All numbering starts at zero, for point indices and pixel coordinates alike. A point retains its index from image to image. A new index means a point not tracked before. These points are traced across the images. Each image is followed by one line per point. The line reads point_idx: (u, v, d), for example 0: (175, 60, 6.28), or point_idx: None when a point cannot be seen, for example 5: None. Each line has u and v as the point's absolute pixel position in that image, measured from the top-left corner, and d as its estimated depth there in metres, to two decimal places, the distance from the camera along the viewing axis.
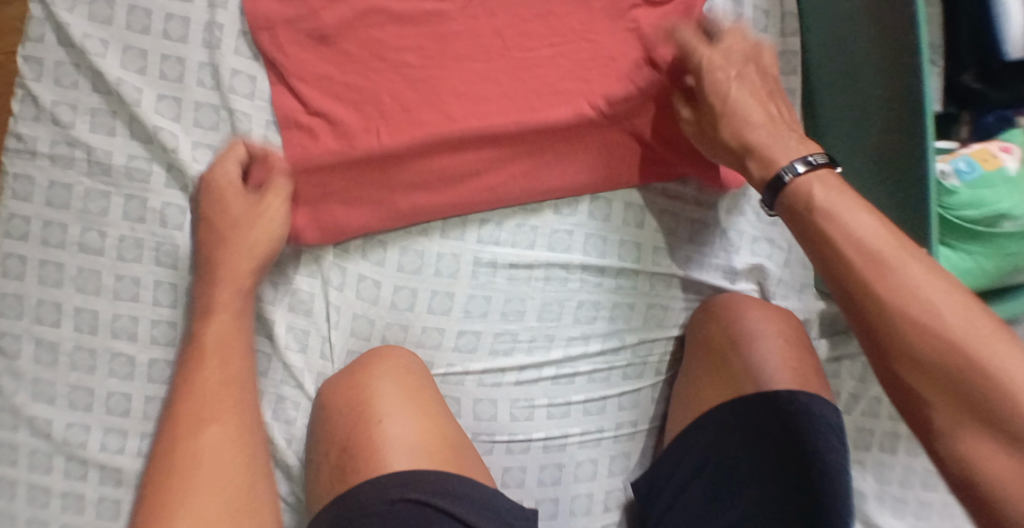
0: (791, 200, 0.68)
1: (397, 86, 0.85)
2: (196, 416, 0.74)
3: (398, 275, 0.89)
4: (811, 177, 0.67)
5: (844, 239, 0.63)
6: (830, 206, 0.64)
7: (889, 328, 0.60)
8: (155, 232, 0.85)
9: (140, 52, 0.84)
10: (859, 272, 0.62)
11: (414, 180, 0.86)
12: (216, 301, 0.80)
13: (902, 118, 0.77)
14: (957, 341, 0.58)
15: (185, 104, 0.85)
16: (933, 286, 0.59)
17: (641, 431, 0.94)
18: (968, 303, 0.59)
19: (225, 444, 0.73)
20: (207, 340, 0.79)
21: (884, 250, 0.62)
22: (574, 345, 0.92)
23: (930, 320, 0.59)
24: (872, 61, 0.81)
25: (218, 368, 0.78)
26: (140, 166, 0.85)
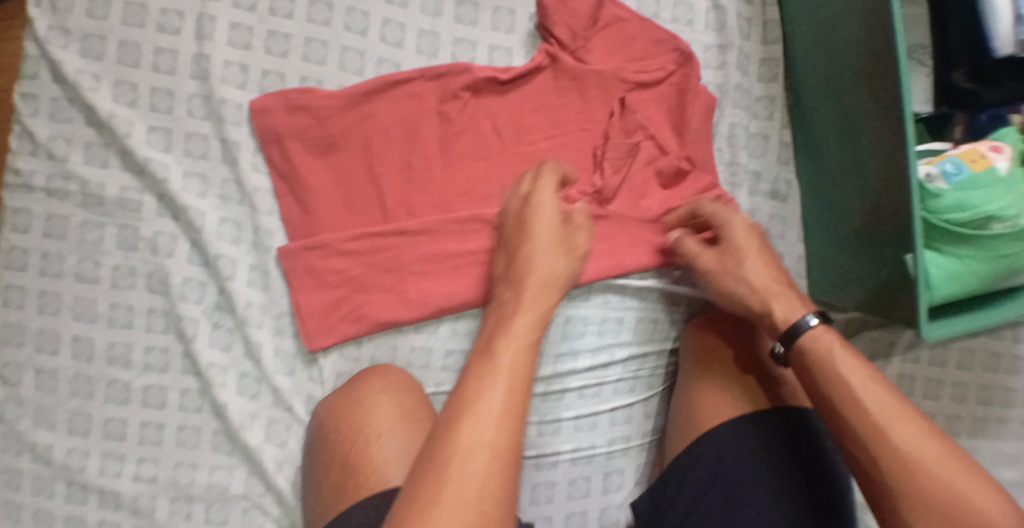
0: (796, 346, 0.74)
1: (402, 191, 0.88)
2: (474, 430, 0.62)
3: (388, 333, 0.89)
4: (818, 335, 0.72)
5: (848, 393, 0.69)
6: (825, 360, 0.71)
7: (889, 478, 0.66)
8: (147, 260, 0.86)
9: (132, 85, 0.86)
10: (863, 422, 0.68)
11: (423, 290, 0.88)
12: (514, 324, 0.72)
13: (890, 142, 0.76)
14: (955, 490, 0.64)
15: (176, 134, 0.86)
16: (915, 445, 0.66)
17: (634, 446, 0.93)
18: (951, 460, 0.66)
19: (487, 479, 0.60)
20: (505, 349, 0.69)
21: (884, 403, 0.68)
22: (563, 362, 0.91)
23: (937, 471, 0.65)
24: (862, 120, 0.80)
25: (510, 389, 0.66)
26: (132, 196, 0.86)
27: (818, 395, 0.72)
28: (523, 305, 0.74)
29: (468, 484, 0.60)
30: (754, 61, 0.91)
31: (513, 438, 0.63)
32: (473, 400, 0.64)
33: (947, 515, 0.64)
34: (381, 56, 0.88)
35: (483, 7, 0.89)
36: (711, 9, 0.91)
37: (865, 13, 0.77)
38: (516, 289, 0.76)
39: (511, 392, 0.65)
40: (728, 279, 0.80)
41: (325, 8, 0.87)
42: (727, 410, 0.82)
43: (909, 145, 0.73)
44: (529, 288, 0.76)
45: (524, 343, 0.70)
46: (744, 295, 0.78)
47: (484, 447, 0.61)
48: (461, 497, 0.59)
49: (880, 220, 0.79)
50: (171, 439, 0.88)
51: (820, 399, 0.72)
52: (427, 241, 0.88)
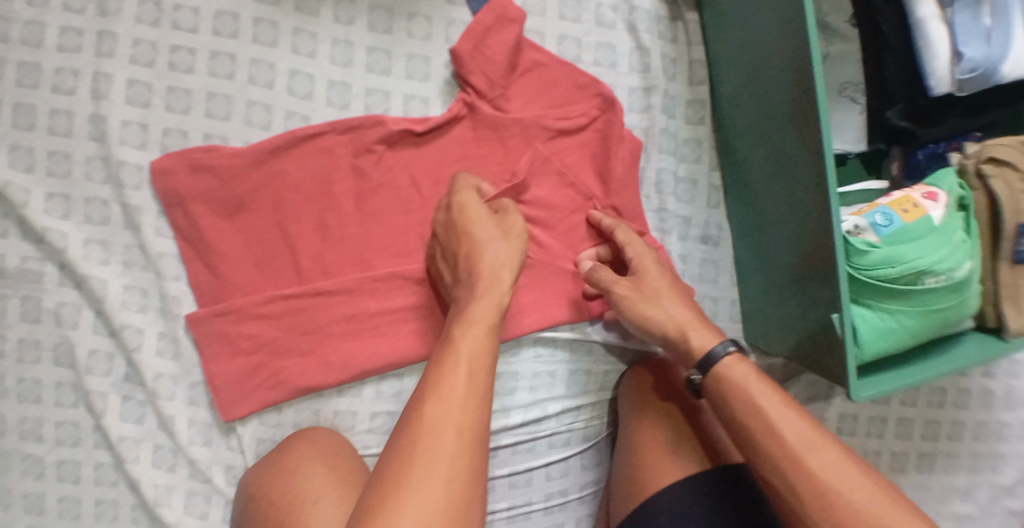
0: (710, 374, 0.71)
1: (317, 250, 0.84)
2: (439, 413, 0.59)
3: (309, 397, 0.86)
4: (732, 364, 0.70)
5: (763, 420, 0.67)
6: (743, 391, 0.69)
7: (817, 510, 0.62)
8: (52, 333, 0.83)
9: (27, 150, 0.81)
10: (778, 448, 0.65)
11: (343, 352, 0.84)
12: (473, 311, 0.69)
13: (817, 191, 0.73)
14: (878, 516, 0.61)
15: (75, 201, 0.82)
16: (839, 476, 0.63)
17: (573, 500, 0.90)
18: (877, 488, 0.62)
19: (459, 458, 0.57)
20: (464, 338, 0.66)
21: (799, 429, 0.66)
22: (494, 419, 0.87)
23: (857, 499, 0.62)
24: (789, 168, 0.77)
25: (473, 372, 0.62)
26: (33, 267, 0.82)
27: (733, 424, 0.69)
28: (476, 305, 0.69)
29: (438, 465, 0.56)
30: (681, 103, 0.89)
31: (479, 420, 0.60)
32: (437, 386, 0.61)
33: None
34: (288, 110, 0.84)
35: (396, 55, 0.85)
36: (635, 50, 0.88)
37: (786, 55, 0.74)
38: (470, 285, 0.72)
39: (472, 377, 0.62)
40: (645, 303, 0.77)
41: (228, 62, 0.83)
42: (673, 466, 0.77)
43: (830, 189, 0.71)
44: (483, 287, 0.71)
45: (483, 330, 0.67)
46: (661, 320, 0.75)
47: (450, 425, 0.58)
48: (429, 482, 0.55)
49: (811, 273, 0.76)
50: (88, 514, 0.84)
51: (735, 427, 0.69)
52: (344, 300, 0.83)
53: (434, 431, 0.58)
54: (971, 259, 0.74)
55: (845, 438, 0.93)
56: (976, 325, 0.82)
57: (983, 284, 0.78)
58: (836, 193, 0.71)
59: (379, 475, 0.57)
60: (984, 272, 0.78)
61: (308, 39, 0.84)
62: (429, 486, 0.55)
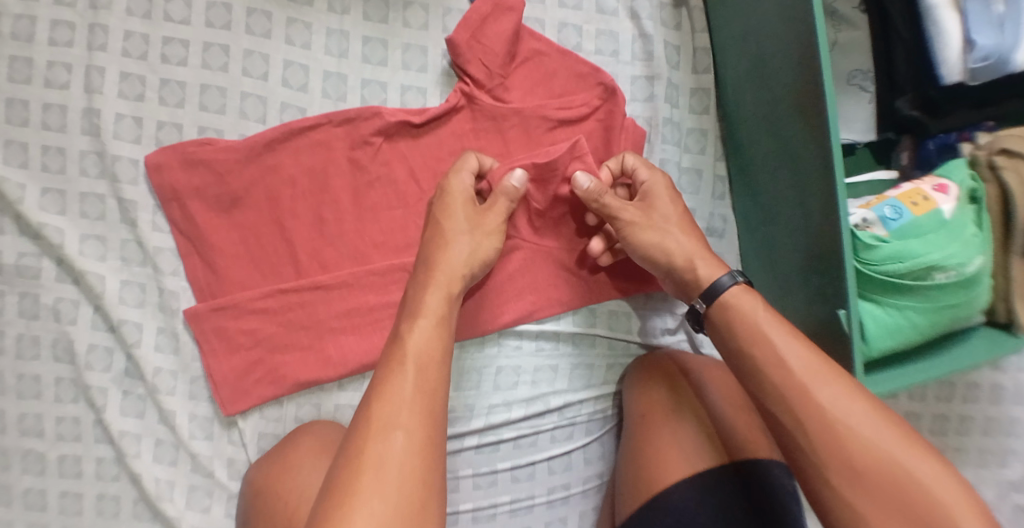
0: (716, 304, 0.71)
1: (316, 244, 0.82)
2: (388, 416, 0.60)
3: (309, 393, 0.85)
4: (737, 293, 0.70)
5: (771, 351, 0.65)
6: (749, 322, 0.68)
7: (827, 440, 0.61)
8: (51, 329, 0.82)
9: (21, 145, 0.80)
10: (784, 378, 0.64)
11: (343, 348, 0.83)
12: (424, 303, 0.70)
13: (823, 182, 0.71)
14: (882, 449, 0.60)
15: (70, 196, 0.81)
16: (847, 405, 0.62)
17: (576, 493, 0.88)
18: (885, 417, 0.62)
19: (411, 457, 0.59)
20: (411, 337, 0.66)
21: (808, 361, 0.64)
22: (496, 413, 0.86)
23: (862, 429, 0.61)
24: (795, 159, 0.76)
25: (421, 371, 0.64)
26: (30, 263, 0.82)
27: (738, 355, 0.68)
28: (425, 303, 0.69)
29: (387, 469, 0.57)
30: (685, 92, 0.87)
31: (431, 418, 0.61)
32: (387, 388, 0.62)
33: (875, 479, 0.59)
34: (284, 102, 0.82)
35: (392, 46, 0.84)
36: (638, 37, 0.86)
37: (790, 42, 0.73)
38: (422, 284, 0.71)
39: (421, 375, 0.64)
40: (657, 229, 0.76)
41: (221, 53, 0.81)
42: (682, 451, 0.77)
43: (836, 178, 0.69)
44: (434, 285, 0.71)
45: (431, 325, 0.68)
46: (670, 244, 0.75)
47: (400, 428, 0.60)
48: (383, 483, 0.57)
49: (817, 264, 0.74)
50: (91, 509, 0.84)
51: (740, 358, 0.68)
52: (342, 295, 0.82)
53: (384, 436, 0.59)
54: (983, 254, 0.72)
55: None
56: (986, 320, 0.80)
57: (994, 280, 0.77)
58: (843, 183, 0.70)
59: (331, 480, 0.58)
60: (996, 266, 0.77)
61: (302, 29, 0.82)
62: (378, 486, 0.57)
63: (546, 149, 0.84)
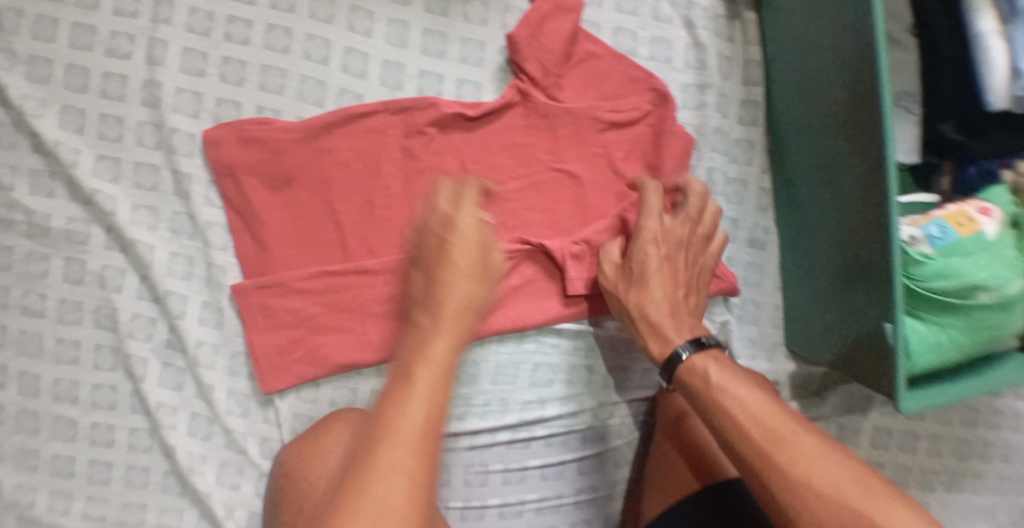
0: (678, 376, 0.71)
1: (363, 228, 0.83)
2: (390, 461, 0.60)
3: (346, 377, 0.86)
4: (693, 360, 0.70)
5: (732, 418, 0.65)
6: (708, 388, 0.68)
7: (795, 505, 0.61)
8: (94, 295, 0.83)
9: (79, 112, 0.82)
10: (749, 446, 0.64)
11: (384, 333, 0.84)
12: (432, 354, 0.67)
13: (871, 199, 0.72)
14: (857, 506, 0.59)
15: (124, 164, 0.82)
16: (810, 464, 0.61)
17: (602, 496, 0.89)
18: (850, 471, 0.61)
19: (410, 500, 0.59)
20: (422, 379, 0.65)
21: (767, 421, 0.64)
22: (530, 410, 0.88)
23: (831, 489, 0.60)
24: (842, 173, 0.77)
25: (430, 408, 0.63)
26: (79, 229, 0.82)
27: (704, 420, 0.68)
28: (432, 354, 0.67)
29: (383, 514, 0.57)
30: (735, 103, 0.89)
31: (427, 466, 0.61)
32: (391, 425, 0.62)
33: None
34: (341, 87, 0.83)
35: (451, 38, 0.85)
36: (692, 46, 0.88)
37: (847, 55, 0.74)
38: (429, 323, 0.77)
39: (430, 413, 0.63)
40: (641, 288, 0.76)
41: (284, 35, 0.82)
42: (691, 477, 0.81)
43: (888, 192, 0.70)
44: (442, 330, 0.72)
45: (438, 374, 0.66)
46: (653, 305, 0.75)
47: (399, 474, 0.59)
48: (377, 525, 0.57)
49: (860, 277, 0.75)
50: (119, 479, 0.84)
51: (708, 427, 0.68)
52: (386, 281, 0.83)
53: (381, 481, 0.59)
54: None
55: (876, 452, 0.92)
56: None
57: None
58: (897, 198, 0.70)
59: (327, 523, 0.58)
60: None
61: (364, 16, 0.83)
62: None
63: (594, 150, 0.85)
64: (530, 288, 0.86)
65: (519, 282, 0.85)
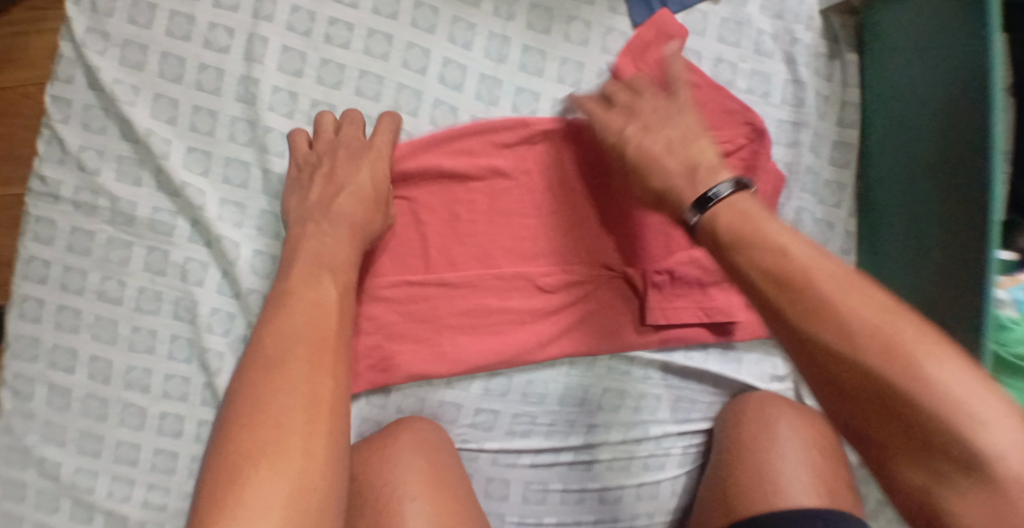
0: (704, 220, 0.64)
1: (447, 240, 0.83)
2: (288, 357, 0.61)
3: (417, 387, 0.86)
4: (712, 215, 0.63)
5: (765, 256, 0.58)
6: (734, 232, 0.61)
7: (820, 348, 0.55)
8: (175, 287, 0.83)
9: (171, 102, 0.81)
10: (779, 283, 0.57)
11: (458, 347, 0.84)
12: (335, 256, 0.71)
13: (968, 256, 0.72)
14: (889, 346, 0.53)
15: (215, 159, 0.82)
16: (844, 300, 0.55)
17: (657, 524, 0.89)
18: (884, 313, 0.54)
19: (322, 390, 0.60)
20: (325, 283, 0.68)
21: (802, 260, 0.57)
22: (595, 433, 0.88)
23: (864, 329, 0.54)
24: (939, 229, 0.77)
25: (335, 312, 0.66)
26: (164, 220, 0.82)
27: (728, 261, 0.61)
28: (337, 255, 0.71)
29: (287, 401, 0.58)
30: (827, 142, 0.88)
31: (337, 360, 0.63)
32: (285, 327, 0.64)
33: (888, 384, 0.53)
34: (437, 98, 0.83)
35: (550, 57, 0.84)
36: (790, 82, 0.87)
37: (955, 112, 0.74)
38: (322, 230, 0.73)
39: (337, 318, 0.66)
40: (647, 173, 0.74)
41: (384, 41, 0.82)
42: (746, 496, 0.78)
43: (989, 250, 0.69)
44: (346, 230, 0.74)
45: (339, 282, 0.69)
46: (669, 178, 0.71)
47: (309, 365, 0.61)
48: (290, 418, 0.57)
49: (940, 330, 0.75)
50: (183, 470, 0.84)
51: (727, 267, 0.62)
52: (465, 295, 0.84)
53: (281, 372, 0.60)
54: None
55: None
56: None
57: None
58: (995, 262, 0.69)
59: (232, 423, 0.58)
60: None
61: (465, 29, 0.83)
62: (293, 420, 0.57)
63: None
64: (604, 311, 0.86)
65: (595, 305, 0.86)
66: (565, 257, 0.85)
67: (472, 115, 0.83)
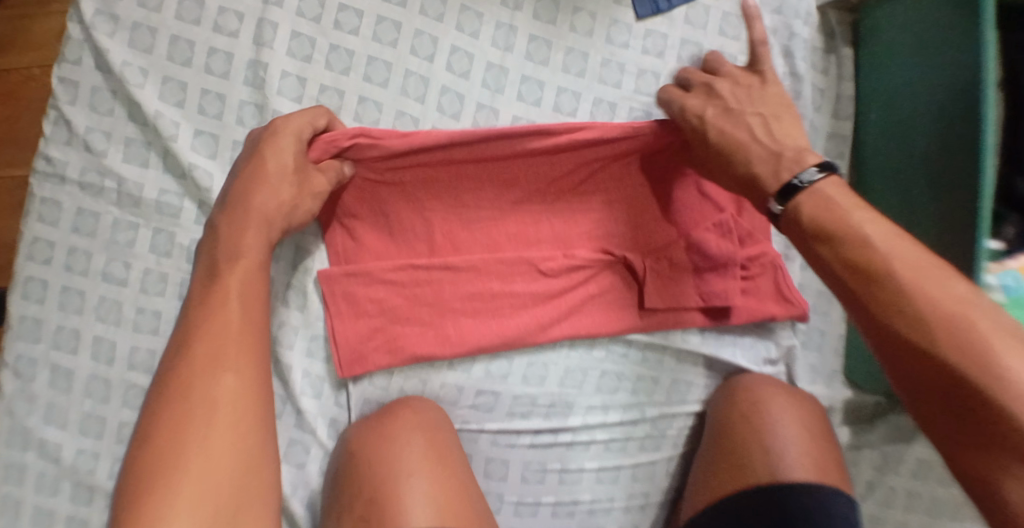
0: (790, 206, 0.68)
1: (451, 226, 0.85)
2: (211, 359, 0.66)
3: (420, 369, 0.87)
4: (801, 202, 0.67)
5: (854, 242, 0.63)
6: (822, 218, 0.66)
7: (902, 332, 0.59)
8: (180, 269, 0.83)
9: (180, 85, 0.82)
10: (865, 270, 0.62)
11: (462, 330, 0.85)
12: (244, 245, 0.73)
13: (960, 243, 0.76)
14: (971, 336, 0.57)
15: (222, 142, 0.82)
16: (932, 289, 0.59)
17: (652, 503, 0.91)
18: (970, 307, 0.58)
19: (242, 392, 0.66)
20: (230, 278, 0.71)
21: (892, 250, 0.62)
22: (593, 414, 0.90)
23: (947, 318, 0.58)
24: (932, 218, 0.80)
25: (246, 305, 0.70)
26: (170, 202, 0.83)
27: (813, 244, 0.66)
28: (244, 245, 0.73)
29: (214, 408, 0.64)
30: (821, 135, 0.91)
31: (253, 356, 0.68)
32: (206, 327, 0.68)
33: (968, 373, 0.56)
34: (444, 85, 0.84)
35: (556, 47, 0.86)
36: (787, 75, 0.90)
37: (949, 107, 0.77)
38: (241, 223, 0.74)
39: (246, 310, 0.70)
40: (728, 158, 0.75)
41: (393, 29, 0.83)
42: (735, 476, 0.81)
43: (978, 239, 0.73)
44: (255, 224, 0.74)
45: (251, 266, 0.72)
46: (754, 163, 0.73)
47: (228, 369, 0.66)
48: (214, 423, 0.63)
49: None
50: None
51: (810, 252, 0.66)
52: (468, 278, 0.85)
53: (210, 376, 0.65)
54: None
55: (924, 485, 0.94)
56: None
57: None
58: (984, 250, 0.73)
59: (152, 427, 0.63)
60: None
61: (473, 19, 0.85)
62: (217, 425, 0.63)
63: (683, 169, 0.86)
64: (604, 296, 0.88)
65: (595, 290, 0.88)
66: (566, 243, 0.87)
67: (478, 103, 0.85)
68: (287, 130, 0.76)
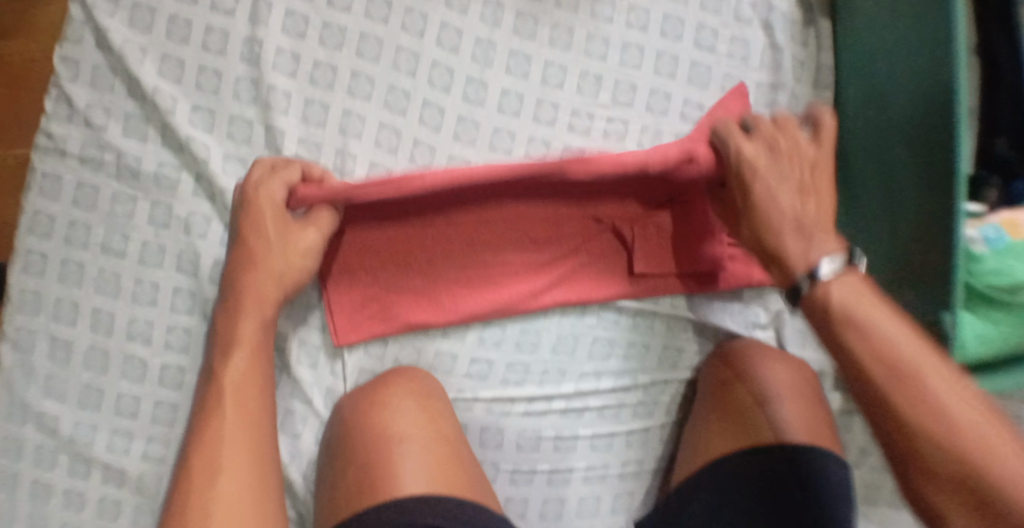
0: (812, 294, 0.65)
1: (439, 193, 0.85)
2: (223, 432, 0.72)
3: (414, 336, 0.89)
4: (829, 284, 0.64)
5: (876, 342, 0.62)
6: (847, 312, 0.63)
7: (916, 450, 0.59)
8: (178, 240, 0.85)
9: (178, 62, 0.84)
10: (884, 375, 0.61)
11: (455, 297, 0.87)
12: (238, 331, 0.77)
13: (935, 200, 0.78)
14: (982, 444, 0.57)
15: (219, 116, 0.85)
16: (948, 399, 0.59)
17: (646, 470, 0.92)
18: (983, 416, 0.58)
19: (254, 454, 0.73)
20: (240, 336, 0.77)
21: (909, 349, 0.61)
22: (586, 381, 0.91)
23: (961, 427, 0.58)
24: (908, 178, 0.82)
25: (253, 352, 0.76)
26: (169, 174, 0.85)
27: (831, 339, 0.64)
28: (239, 332, 0.76)
29: (224, 471, 0.70)
30: (803, 105, 0.94)
31: (258, 411, 0.75)
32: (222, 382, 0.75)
33: (980, 483, 0.57)
34: (434, 59, 0.87)
35: (542, 22, 0.89)
36: (767, 47, 0.93)
37: (920, 69, 0.79)
38: (236, 308, 0.77)
39: (253, 359, 0.76)
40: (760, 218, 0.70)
41: (384, 6, 0.86)
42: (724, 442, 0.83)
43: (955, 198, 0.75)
44: (249, 307, 0.77)
45: (253, 324, 0.77)
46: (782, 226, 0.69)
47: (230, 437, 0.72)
48: (231, 478, 0.70)
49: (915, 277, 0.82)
50: (182, 422, 0.86)
51: (828, 340, 0.65)
52: (460, 246, 0.87)
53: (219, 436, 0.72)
54: None
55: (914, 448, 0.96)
56: None
57: None
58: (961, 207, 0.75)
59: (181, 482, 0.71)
60: None
61: None
62: (230, 477, 0.70)
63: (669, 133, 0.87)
64: (594, 261, 0.90)
65: (586, 256, 0.89)
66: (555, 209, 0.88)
67: (468, 76, 0.88)
68: (262, 198, 0.77)
